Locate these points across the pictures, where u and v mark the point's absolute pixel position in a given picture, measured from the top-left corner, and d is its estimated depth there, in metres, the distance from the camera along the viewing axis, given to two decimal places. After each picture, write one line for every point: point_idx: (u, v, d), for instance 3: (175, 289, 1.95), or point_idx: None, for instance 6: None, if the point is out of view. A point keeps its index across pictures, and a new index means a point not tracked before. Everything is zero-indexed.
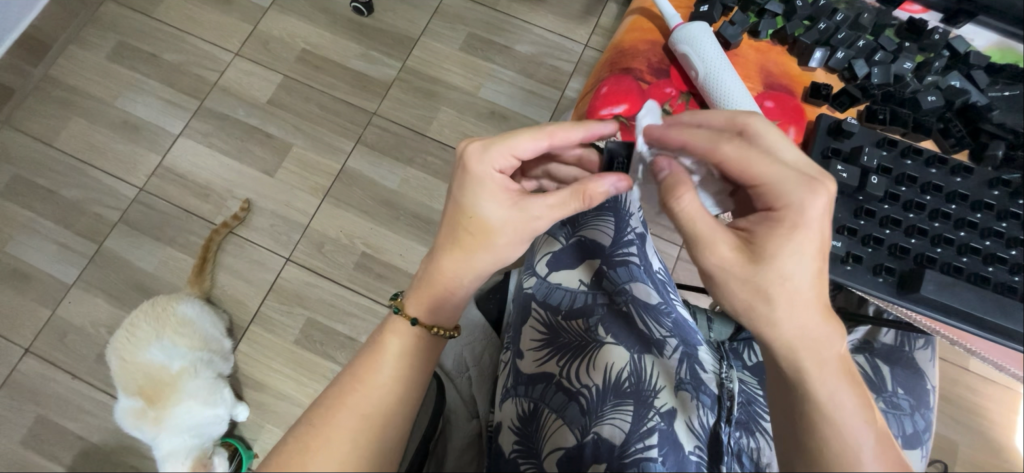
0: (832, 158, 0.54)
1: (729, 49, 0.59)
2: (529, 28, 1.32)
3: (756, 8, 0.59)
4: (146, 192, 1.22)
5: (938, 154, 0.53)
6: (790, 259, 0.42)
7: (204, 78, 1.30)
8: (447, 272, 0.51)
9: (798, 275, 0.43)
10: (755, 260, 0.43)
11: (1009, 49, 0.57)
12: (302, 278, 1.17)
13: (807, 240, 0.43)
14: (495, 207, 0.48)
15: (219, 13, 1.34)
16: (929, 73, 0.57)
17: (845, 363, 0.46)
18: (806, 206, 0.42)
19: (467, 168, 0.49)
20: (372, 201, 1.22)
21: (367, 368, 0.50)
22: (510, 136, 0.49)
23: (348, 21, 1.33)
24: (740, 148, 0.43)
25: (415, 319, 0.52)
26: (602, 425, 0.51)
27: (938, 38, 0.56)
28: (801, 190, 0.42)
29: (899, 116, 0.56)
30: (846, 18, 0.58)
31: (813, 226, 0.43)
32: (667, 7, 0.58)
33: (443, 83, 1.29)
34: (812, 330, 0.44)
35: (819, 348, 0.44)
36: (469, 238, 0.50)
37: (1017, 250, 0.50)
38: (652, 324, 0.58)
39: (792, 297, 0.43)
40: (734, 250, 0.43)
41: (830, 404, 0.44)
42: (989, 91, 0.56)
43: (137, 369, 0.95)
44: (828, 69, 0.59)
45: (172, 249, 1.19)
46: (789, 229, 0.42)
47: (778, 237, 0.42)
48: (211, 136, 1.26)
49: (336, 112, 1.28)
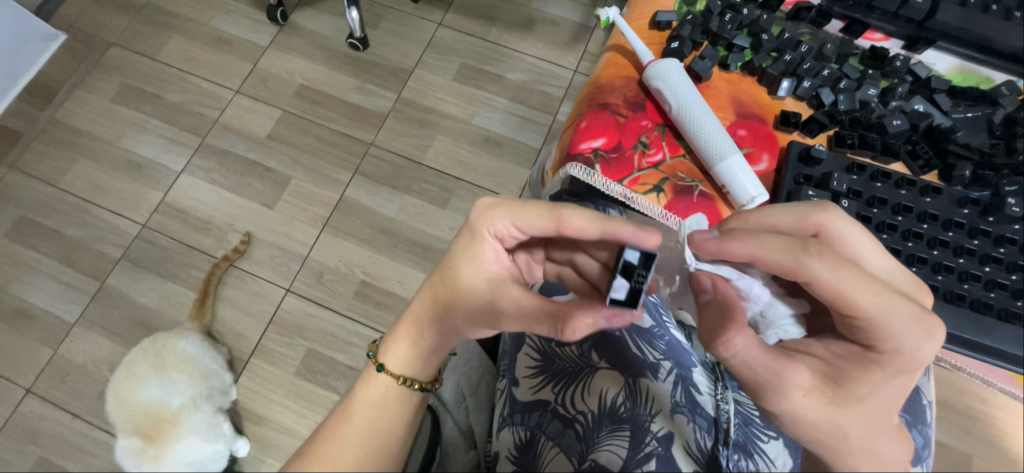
0: (803, 184, 0.55)
1: (701, 82, 0.62)
2: (519, 56, 1.37)
3: (725, 42, 0.62)
4: (148, 228, 1.24)
5: (906, 176, 0.54)
6: (879, 394, 0.44)
7: (206, 115, 1.34)
8: (414, 315, 0.53)
9: (883, 409, 0.44)
10: (842, 393, 0.44)
11: (971, 72, 0.59)
12: (301, 308, 1.18)
13: (902, 373, 0.44)
14: (475, 274, 0.50)
15: (220, 54, 1.39)
16: (894, 98, 0.59)
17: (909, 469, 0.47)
18: (912, 346, 0.43)
19: (472, 221, 0.51)
20: (371, 229, 1.24)
21: (339, 419, 0.51)
22: (524, 206, 0.49)
23: (344, 57, 1.38)
24: (835, 270, 0.42)
25: (382, 366, 0.52)
26: (599, 451, 0.51)
27: (900, 64, 0.58)
28: (912, 334, 0.43)
29: (867, 140, 0.57)
30: (810, 49, 0.60)
31: (916, 362, 0.43)
32: (640, 45, 0.62)
33: (438, 112, 1.33)
34: (895, 448, 0.45)
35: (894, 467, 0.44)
36: (442, 291, 0.51)
37: (991, 267, 0.51)
38: (645, 347, 0.58)
39: (876, 427, 0.44)
40: (818, 387, 0.44)
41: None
42: (953, 113, 0.57)
43: (137, 407, 0.95)
44: (797, 97, 0.61)
45: (173, 284, 1.20)
46: (884, 367, 0.43)
47: (870, 378, 0.43)
48: (212, 171, 1.29)
49: (334, 143, 1.31)
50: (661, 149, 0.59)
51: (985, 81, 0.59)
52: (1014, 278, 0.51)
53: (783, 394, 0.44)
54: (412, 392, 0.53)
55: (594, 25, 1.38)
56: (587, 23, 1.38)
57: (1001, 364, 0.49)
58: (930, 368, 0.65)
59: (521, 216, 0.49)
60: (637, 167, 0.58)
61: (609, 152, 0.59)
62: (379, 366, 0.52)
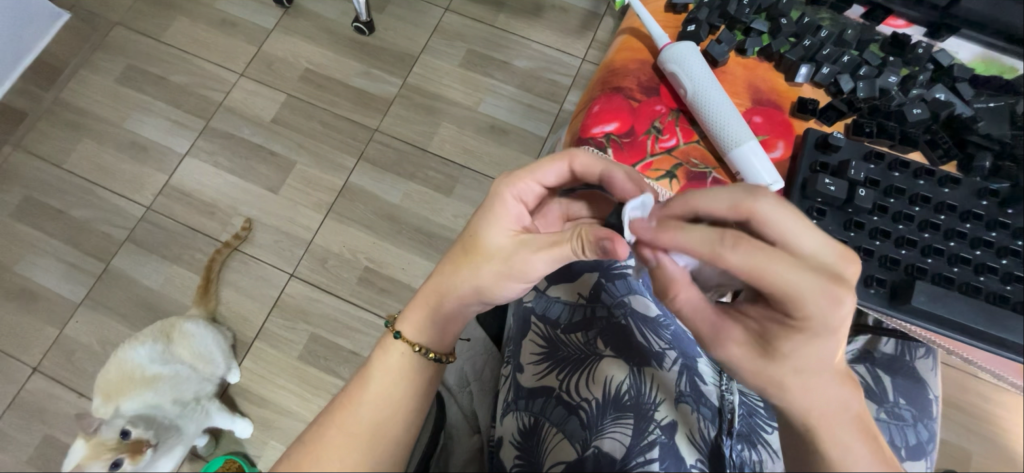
0: (820, 172, 0.54)
1: (717, 67, 0.61)
2: (526, 43, 1.35)
3: (743, 26, 0.61)
4: (153, 211, 1.24)
5: (925, 165, 0.53)
6: (803, 355, 0.41)
7: (210, 98, 1.33)
8: (434, 285, 0.53)
9: (813, 365, 0.42)
10: (766, 357, 0.42)
11: (994, 61, 0.58)
12: (305, 293, 1.18)
13: (827, 338, 0.40)
14: (498, 235, 0.50)
15: (225, 36, 1.38)
16: (915, 86, 0.57)
17: (863, 422, 0.44)
18: (825, 315, 0.39)
19: (492, 187, 0.52)
20: (375, 216, 1.24)
21: (356, 386, 0.51)
22: (537, 161, 0.51)
23: (350, 41, 1.37)
24: (746, 258, 0.38)
25: (399, 333, 0.53)
26: (603, 439, 0.51)
27: (922, 52, 0.57)
28: (824, 303, 0.38)
29: (885, 128, 0.56)
30: (830, 35, 0.59)
31: (838, 326, 0.40)
32: (656, 27, 0.60)
33: (444, 98, 1.32)
34: (833, 403, 0.43)
35: (834, 416, 0.43)
36: (467, 260, 0.51)
37: (1008, 259, 0.50)
38: (651, 336, 0.59)
39: (809, 382, 0.42)
40: (744, 349, 0.43)
41: (846, 467, 0.43)
42: (975, 103, 0.56)
43: (121, 363, 0.95)
44: (814, 84, 0.60)
45: (178, 267, 1.20)
46: (807, 334, 0.40)
47: (791, 342, 0.41)
48: (216, 155, 1.29)
49: (339, 129, 1.30)
50: (675, 134, 0.59)
51: (1008, 70, 0.58)
52: None
53: (719, 346, 0.44)
54: (427, 362, 0.53)
55: (603, 12, 1.36)
56: (596, 10, 1.36)
57: (1012, 357, 0.49)
58: (937, 363, 0.65)
59: (537, 170, 0.51)
60: (650, 152, 0.58)
61: (622, 137, 0.58)
62: (396, 333, 0.53)
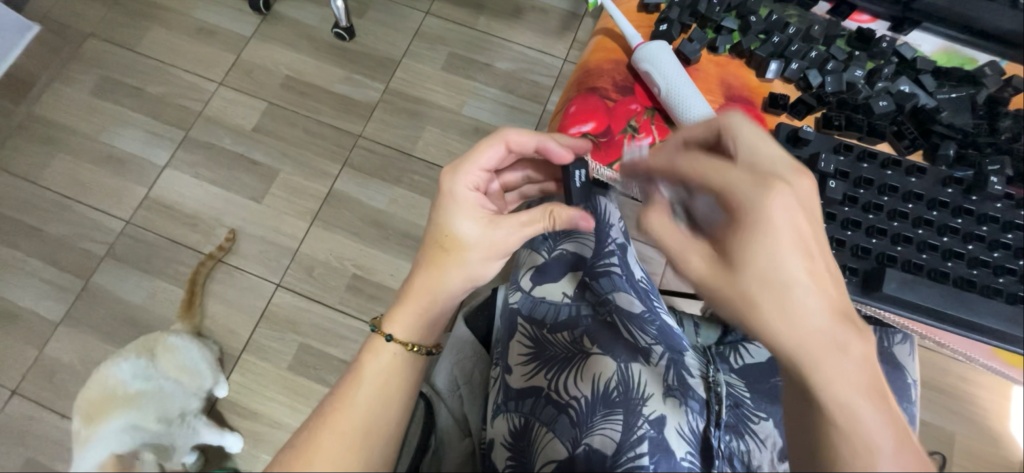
0: None
1: (690, 66, 0.62)
2: (508, 45, 1.35)
3: (714, 25, 0.62)
4: (133, 225, 1.22)
5: (891, 156, 0.55)
6: (761, 259, 0.39)
7: (189, 108, 1.31)
8: (420, 288, 0.53)
9: (779, 274, 0.39)
10: (727, 267, 0.40)
11: (954, 52, 0.60)
12: (293, 303, 1.17)
13: (776, 235, 0.39)
14: (470, 224, 0.52)
15: (203, 45, 1.36)
16: (880, 80, 0.59)
17: (868, 372, 0.38)
18: (761, 202, 0.39)
19: (444, 188, 0.54)
20: (361, 222, 1.23)
21: (349, 387, 0.50)
22: (474, 150, 0.55)
23: (330, 47, 1.36)
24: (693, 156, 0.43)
25: (391, 335, 0.52)
26: (593, 436, 0.52)
27: (886, 46, 0.59)
28: (758, 189, 0.40)
29: (853, 121, 0.58)
30: (798, 31, 0.61)
31: (780, 219, 0.39)
32: (629, 28, 0.61)
33: (427, 102, 1.32)
34: (813, 332, 0.38)
35: (821, 351, 0.38)
36: (445, 255, 0.52)
37: (973, 244, 0.52)
38: (637, 332, 0.59)
39: (782, 299, 0.39)
40: (703, 262, 0.42)
41: (848, 420, 0.37)
42: (938, 94, 0.58)
43: (100, 382, 0.94)
44: (784, 79, 0.61)
45: (161, 281, 1.18)
46: (755, 227, 0.39)
47: (746, 242, 0.39)
48: (197, 165, 1.27)
49: (322, 135, 1.29)
50: (650, 132, 0.60)
51: (968, 62, 0.59)
52: (996, 255, 0.52)
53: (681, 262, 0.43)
54: (418, 357, 0.53)
55: (583, 13, 1.36)
56: (576, 10, 1.37)
57: (982, 339, 0.50)
58: (915, 348, 0.67)
59: (477, 158, 0.54)
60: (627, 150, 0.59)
61: (598, 137, 0.59)
62: (387, 336, 0.52)
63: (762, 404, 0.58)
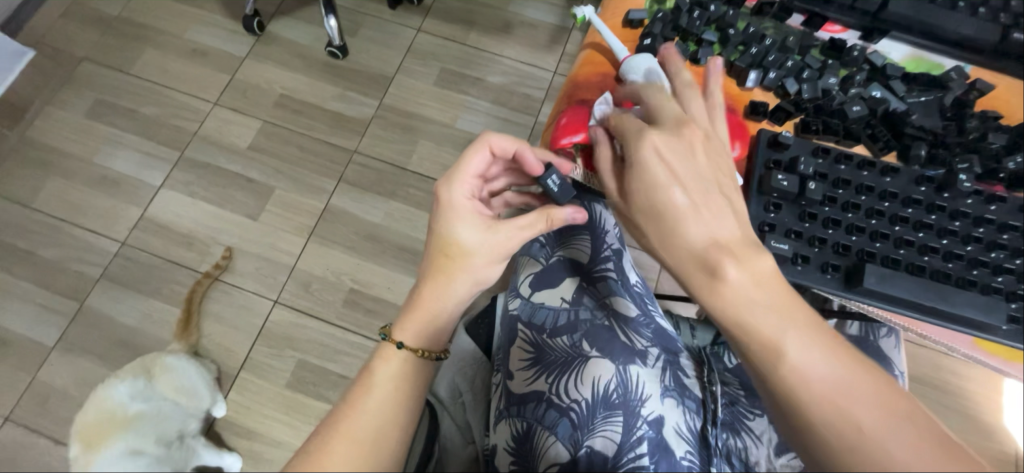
0: (774, 169, 0.57)
1: None
2: (499, 60, 1.39)
3: (694, 38, 0.64)
4: (128, 245, 1.22)
5: (866, 157, 0.57)
6: (647, 191, 0.49)
7: (184, 128, 1.32)
8: (427, 296, 0.54)
9: (663, 201, 0.48)
10: (627, 200, 0.51)
11: (921, 59, 0.63)
12: (290, 319, 1.17)
13: (657, 173, 0.48)
14: (471, 231, 0.53)
15: (197, 66, 1.38)
16: (853, 86, 0.61)
17: (759, 272, 0.45)
18: (641, 148, 0.49)
19: (440, 198, 0.54)
20: (358, 236, 1.24)
21: (361, 392, 0.51)
22: (463, 159, 0.56)
23: (323, 65, 1.38)
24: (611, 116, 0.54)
25: (401, 343, 0.52)
26: (594, 438, 0.53)
27: (858, 54, 0.61)
28: (639, 139, 0.50)
29: (830, 126, 0.60)
30: (774, 42, 0.63)
31: (656, 160, 0.49)
32: (615, 42, 0.63)
33: (420, 117, 1.34)
34: (701, 248, 0.46)
35: (709, 261, 0.46)
36: (450, 263, 0.53)
37: (948, 239, 0.54)
38: (633, 336, 0.60)
39: (668, 223, 0.48)
40: (614, 195, 0.52)
41: (738, 315, 0.45)
42: (908, 98, 0.60)
43: (97, 404, 0.92)
44: (764, 88, 0.63)
45: (157, 301, 1.18)
46: (638, 167, 0.49)
47: (635, 180, 0.49)
48: (192, 185, 1.27)
49: (317, 152, 1.31)
50: None
51: (936, 67, 0.62)
52: (970, 249, 0.54)
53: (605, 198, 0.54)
54: (428, 362, 0.54)
55: (571, 27, 1.40)
56: (564, 25, 1.41)
57: (959, 329, 0.52)
58: (901, 342, 0.68)
59: (466, 166, 0.55)
60: None
61: (589, 148, 0.61)
62: (398, 343, 0.52)
63: (757, 402, 0.59)
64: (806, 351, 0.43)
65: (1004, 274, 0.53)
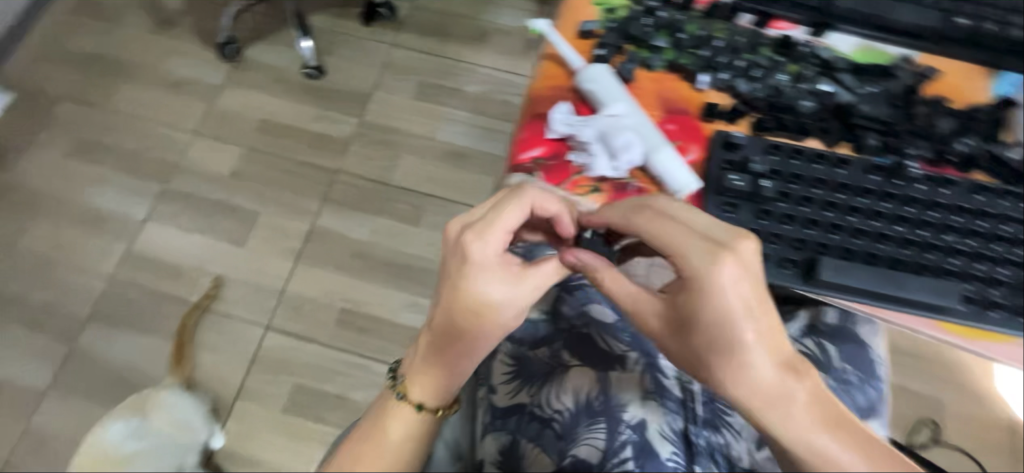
0: (728, 169, 0.59)
1: (628, 84, 0.64)
2: (475, 69, 1.39)
3: (645, 44, 0.65)
4: (117, 282, 1.21)
5: (817, 151, 0.59)
6: (712, 324, 0.47)
7: (165, 160, 1.32)
8: (453, 353, 0.53)
9: (731, 337, 0.46)
10: (684, 328, 0.49)
11: (870, 49, 0.64)
12: (284, 344, 1.17)
13: (724, 303, 0.46)
14: (501, 286, 0.52)
15: (174, 97, 1.38)
16: (805, 82, 0.62)
17: (819, 402, 0.46)
18: (706, 274, 0.47)
19: (470, 255, 0.52)
20: (346, 255, 1.24)
21: (371, 448, 0.50)
22: (496, 213, 0.53)
23: (300, 87, 1.39)
24: (647, 223, 0.50)
25: (420, 404, 0.52)
26: (579, 447, 0.54)
27: (806, 50, 0.62)
28: (705, 263, 0.47)
29: (783, 122, 0.61)
30: (724, 44, 0.63)
31: (726, 287, 0.46)
32: (570, 53, 0.65)
33: (401, 131, 1.34)
34: (767, 385, 0.46)
35: (776, 399, 0.46)
36: (479, 319, 0.52)
37: (900, 226, 0.56)
38: (611, 341, 0.61)
39: (733, 357, 0.46)
40: (662, 320, 0.50)
41: (806, 446, 0.45)
42: (858, 90, 0.61)
43: (90, 451, 0.89)
44: (717, 89, 0.63)
45: (149, 336, 1.17)
46: (700, 298, 0.47)
47: (695, 308, 0.47)
48: (177, 216, 1.27)
49: (300, 174, 1.31)
50: None
51: (885, 56, 0.63)
52: (922, 233, 0.56)
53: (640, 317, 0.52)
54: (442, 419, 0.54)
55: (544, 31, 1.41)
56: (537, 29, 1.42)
57: (913, 312, 0.53)
58: (878, 325, 0.69)
59: (496, 222, 0.53)
60: (576, 170, 0.60)
61: (549, 160, 0.60)
62: (418, 406, 0.52)
63: None
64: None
65: (956, 255, 0.55)
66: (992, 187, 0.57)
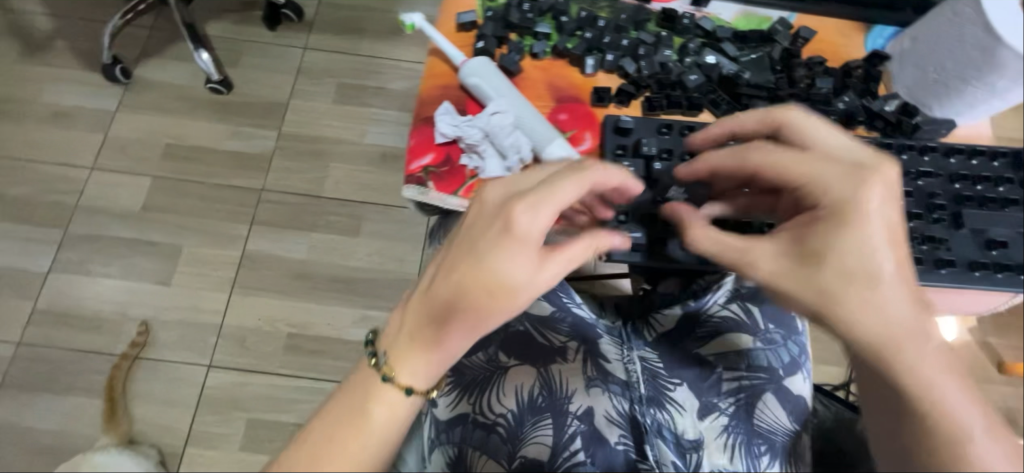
0: (622, 155, 0.59)
1: (515, 76, 0.64)
2: (397, 64, 1.33)
3: (529, 31, 0.65)
4: (27, 344, 1.09)
5: (706, 126, 0.60)
6: (852, 254, 0.43)
7: (63, 202, 1.19)
8: (454, 335, 0.45)
9: (871, 268, 0.43)
10: (810, 261, 0.44)
11: (751, 15, 0.67)
12: (230, 380, 1.10)
13: (869, 230, 0.43)
14: (528, 268, 0.44)
15: (62, 130, 1.23)
16: (689, 55, 0.64)
17: (944, 352, 0.44)
18: (858, 199, 0.43)
19: (515, 226, 0.43)
20: (285, 277, 1.17)
21: (352, 435, 0.45)
22: (554, 183, 0.44)
23: (208, 103, 1.28)
24: (767, 151, 0.48)
25: (410, 390, 0.46)
26: (528, 446, 0.54)
27: (687, 23, 0.65)
28: (850, 187, 0.44)
29: (673, 99, 0.62)
30: (608, 24, 0.65)
31: (874, 214, 0.43)
32: (450, 48, 0.63)
33: (327, 139, 1.27)
34: (901, 321, 0.43)
35: (908, 336, 0.43)
36: (496, 304, 0.45)
37: None
38: (549, 334, 0.61)
39: (867, 289, 0.43)
40: (780, 259, 0.45)
41: (928, 391, 0.44)
42: (740, 58, 0.64)
43: None
44: (605, 71, 0.64)
45: (74, 397, 1.07)
46: (842, 226, 0.43)
47: (832, 236, 0.44)
48: (87, 262, 1.16)
49: (221, 198, 1.21)
50: None
51: (764, 21, 0.67)
52: None
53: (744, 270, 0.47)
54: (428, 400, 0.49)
55: None
56: None
57: None
58: None
59: (553, 194, 0.44)
60: (467, 175, 0.59)
61: (439, 167, 0.59)
62: (406, 391, 0.46)
63: (676, 371, 0.60)
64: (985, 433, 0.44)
65: None
66: (870, 140, 0.59)
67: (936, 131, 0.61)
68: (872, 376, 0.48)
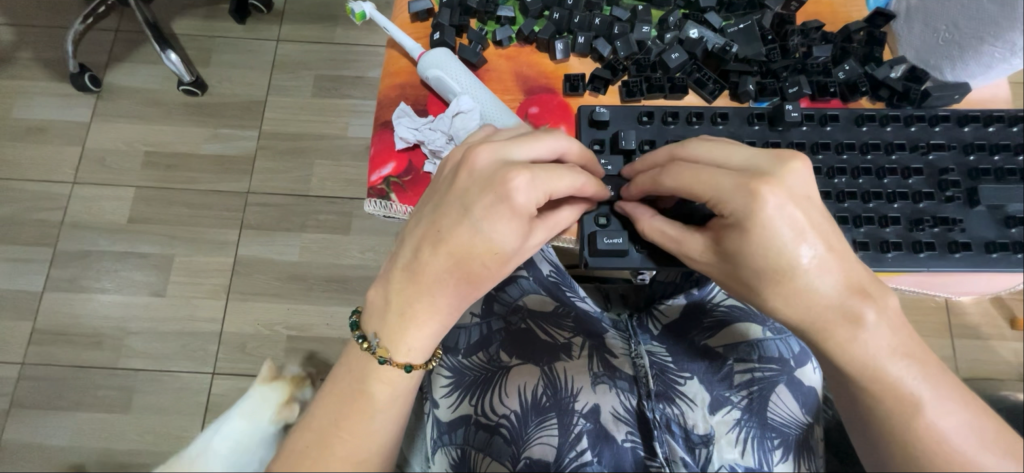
0: (599, 151, 0.56)
1: (478, 68, 0.64)
2: (375, 51, 1.27)
3: (493, 16, 0.66)
4: (30, 364, 1.09)
5: (693, 110, 0.56)
6: (762, 254, 0.40)
7: (48, 220, 1.17)
8: (438, 312, 0.43)
9: (786, 267, 0.40)
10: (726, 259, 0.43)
11: None
12: (234, 386, 1.10)
13: (773, 232, 0.40)
14: (518, 242, 0.42)
15: (37, 146, 1.20)
16: (669, 30, 0.64)
17: (896, 333, 0.41)
18: (750, 208, 0.40)
19: (515, 198, 0.40)
20: (279, 280, 1.16)
21: (355, 415, 0.41)
22: (556, 166, 0.42)
23: (183, 106, 1.23)
24: (673, 175, 0.45)
25: (410, 366, 0.43)
26: (532, 448, 0.51)
27: None
28: (742, 198, 0.40)
29: (654, 82, 0.61)
30: (576, 3, 0.65)
31: (772, 217, 0.40)
32: (406, 41, 0.63)
33: (308, 135, 1.23)
34: (828, 309, 0.41)
35: (836, 325, 0.41)
36: (483, 276, 0.42)
37: None
38: (553, 330, 0.59)
39: (785, 285, 0.41)
40: (705, 253, 0.45)
41: (876, 376, 0.40)
42: (727, 29, 0.63)
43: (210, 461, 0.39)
44: (578, 55, 0.64)
45: (83, 413, 1.07)
46: (745, 231, 0.40)
47: (735, 241, 0.41)
48: (81, 279, 1.15)
49: (207, 204, 1.19)
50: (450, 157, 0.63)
51: None
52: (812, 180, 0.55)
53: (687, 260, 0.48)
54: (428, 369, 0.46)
55: None
56: None
57: None
58: None
59: (552, 174, 0.42)
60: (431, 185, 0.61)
61: (401, 177, 0.61)
62: (407, 368, 0.43)
63: (685, 363, 0.58)
64: (950, 412, 0.39)
65: (848, 199, 0.53)
66: (875, 114, 0.56)
67: (949, 97, 0.57)
68: (823, 364, 0.45)
